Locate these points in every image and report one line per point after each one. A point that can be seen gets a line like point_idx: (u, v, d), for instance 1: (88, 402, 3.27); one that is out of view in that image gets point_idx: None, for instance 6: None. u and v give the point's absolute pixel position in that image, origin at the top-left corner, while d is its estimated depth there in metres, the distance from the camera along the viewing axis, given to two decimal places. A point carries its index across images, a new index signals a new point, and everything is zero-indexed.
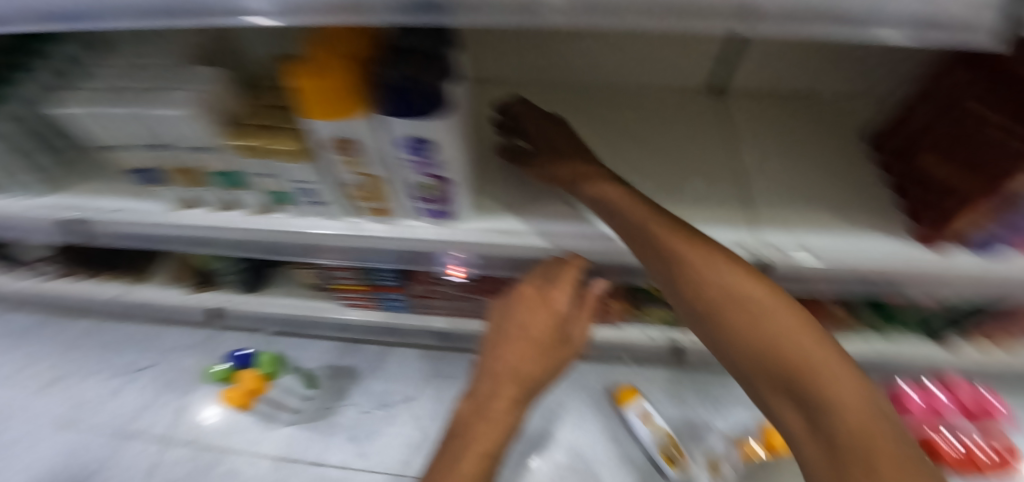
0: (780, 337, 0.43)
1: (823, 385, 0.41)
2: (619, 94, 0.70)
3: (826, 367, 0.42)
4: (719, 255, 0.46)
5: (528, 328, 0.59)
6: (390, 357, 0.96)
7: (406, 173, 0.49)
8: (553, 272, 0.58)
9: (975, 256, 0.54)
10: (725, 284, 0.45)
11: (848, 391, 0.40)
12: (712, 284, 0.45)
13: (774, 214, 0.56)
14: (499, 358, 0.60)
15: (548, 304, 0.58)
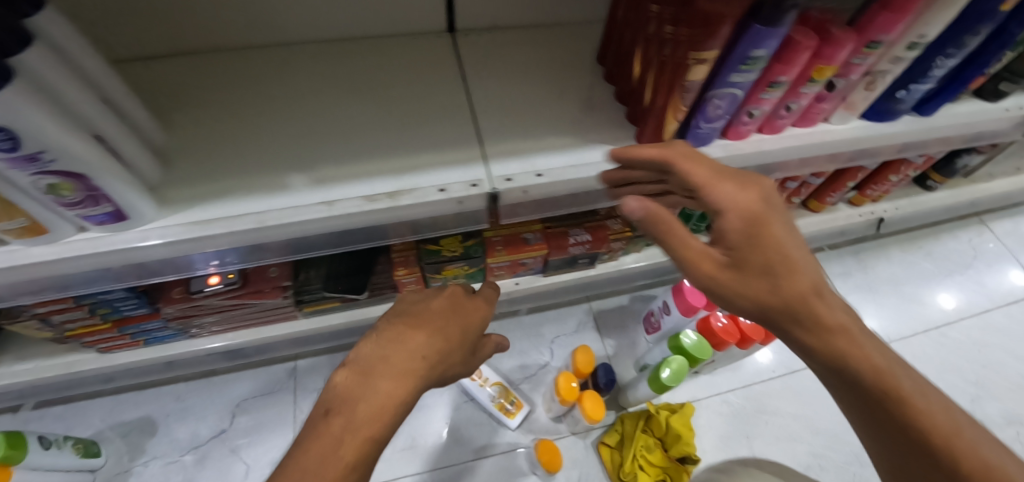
0: (855, 350, 0.37)
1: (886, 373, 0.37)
2: (349, 50, 0.64)
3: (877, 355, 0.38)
4: (807, 264, 0.36)
5: (430, 344, 0.43)
6: (194, 393, 0.83)
7: (14, 177, 0.37)
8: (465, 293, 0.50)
9: (687, 149, 0.58)
10: (822, 302, 0.36)
11: (928, 403, 0.37)
12: (810, 301, 0.36)
13: (504, 146, 0.55)
14: (374, 388, 0.38)
15: (476, 307, 0.50)
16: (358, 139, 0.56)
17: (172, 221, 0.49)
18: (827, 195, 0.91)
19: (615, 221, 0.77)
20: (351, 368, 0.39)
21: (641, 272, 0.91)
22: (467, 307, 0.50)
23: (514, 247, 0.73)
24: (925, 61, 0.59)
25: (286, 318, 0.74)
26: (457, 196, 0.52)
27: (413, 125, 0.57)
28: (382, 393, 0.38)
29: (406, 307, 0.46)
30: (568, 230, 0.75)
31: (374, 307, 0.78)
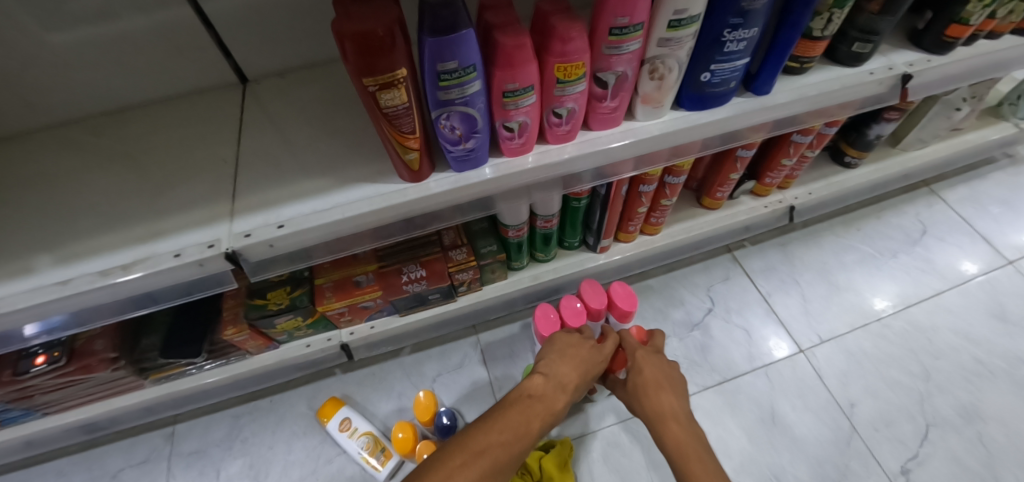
0: (663, 406, 0.58)
1: (656, 381, 0.60)
2: (139, 117, 0.65)
3: (667, 378, 0.61)
4: (673, 408, 0.58)
5: (546, 400, 0.54)
6: (73, 467, 0.82)
7: None
8: (578, 342, 0.62)
9: (452, 175, 0.54)
10: (656, 379, 0.60)
11: (680, 431, 0.55)
12: (659, 396, 0.59)
13: (254, 198, 0.53)
14: (545, 396, 0.54)
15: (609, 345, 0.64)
16: (116, 208, 0.55)
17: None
18: (716, 189, 0.82)
19: (458, 251, 0.71)
20: (539, 378, 0.55)
21: (519, 297, 0.84)
22: (581, 355, 0.61)
23: (345, 291, 0.69)
24: (714, 38, 0.52)
25: (134, 387, 0.74)
26: (193, 259, 0.49)
27: (173, 186, 0.56)
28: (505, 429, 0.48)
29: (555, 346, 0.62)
30: (402, 266, 0.70)
31: (226, 366, 0.76)
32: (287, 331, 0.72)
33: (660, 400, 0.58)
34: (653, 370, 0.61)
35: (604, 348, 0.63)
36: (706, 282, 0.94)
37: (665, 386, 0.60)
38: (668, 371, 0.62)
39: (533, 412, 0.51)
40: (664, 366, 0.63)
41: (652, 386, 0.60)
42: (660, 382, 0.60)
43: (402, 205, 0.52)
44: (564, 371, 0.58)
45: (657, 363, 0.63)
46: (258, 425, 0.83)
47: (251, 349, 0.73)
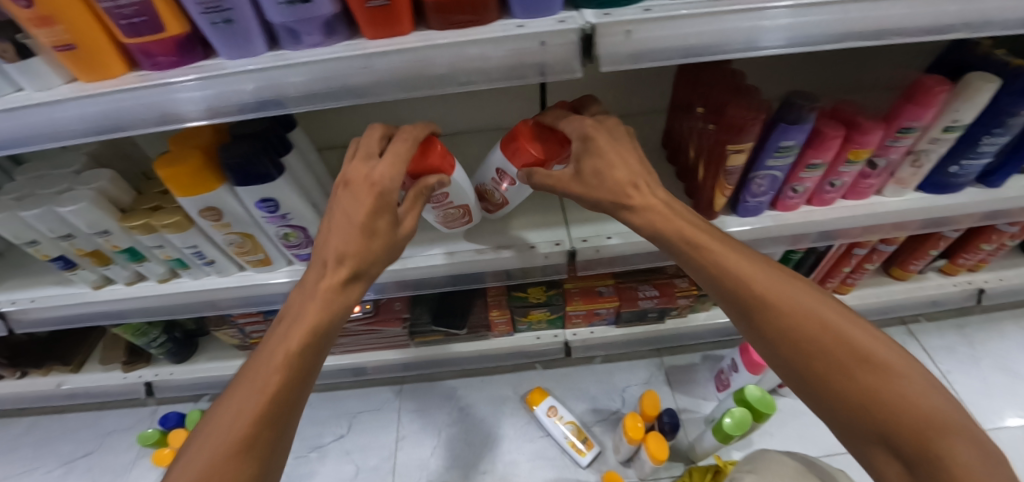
0: (839, 345, 0.44)
1: (842, 345, 0.43)
2: (466, 140, 0.85)
3: (874, 353, 0.43)
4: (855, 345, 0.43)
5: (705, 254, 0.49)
6: (320, 403, 1.01)
7: (270, 227, 0.62)
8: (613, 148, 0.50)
9: (737, 219, 0.70)
10: (881, 345, 0.43)
11: (906, 393, 0.41)
12: (874, 348, 0.43)
13: (581, 214, 0.71)
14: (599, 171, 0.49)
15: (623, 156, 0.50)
16: None
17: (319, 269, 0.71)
18: (909, 262, 0.91)
19: (683, 279, 0.86)
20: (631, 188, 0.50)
21: (710, 330, 0.96)
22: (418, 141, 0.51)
23: (590, 298, 0.84)
24: (973, 140, 0.64)
25: (401, 345, 0.90)
26: (545, 252, 0.67)
27: None
28: (349, 237, 0.48)
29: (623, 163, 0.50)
30: (639, 285, 0.86)
31: (469, 342, 0.91)
32: (530, 321, 0.88)
33: (818, 367, 0.44)
34: (848, 329, 0.44)
35: (386, 197, 0.47)
36: None
37: (858, 365, 0.43)
38: (872, 336, 0.44)
39: (361, 238, 0.48)
40: (857, 323, 0.45)
41: (807, 315, 0.45)
42: (857, 340, 0.44)
43: None
44: (679, 235, 0.50)
45: (857, 331, 0.44)
46: (471, 397, 0.98)
47: (497, 333, 0.90)
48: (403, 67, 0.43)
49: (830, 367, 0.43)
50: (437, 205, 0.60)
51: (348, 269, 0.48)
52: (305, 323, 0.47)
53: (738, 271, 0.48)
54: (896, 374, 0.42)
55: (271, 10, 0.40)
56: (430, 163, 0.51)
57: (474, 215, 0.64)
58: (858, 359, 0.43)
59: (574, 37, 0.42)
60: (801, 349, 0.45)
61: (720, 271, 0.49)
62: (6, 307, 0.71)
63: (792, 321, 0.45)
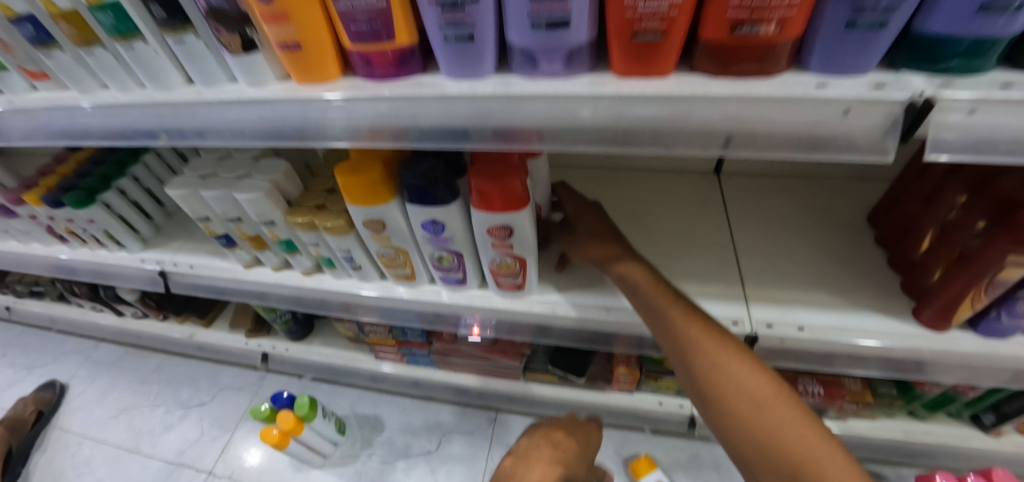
0: (711, 359, 0.46)
1: (779, 438, 0.42)
2: (628, 177, 0.78)
3: (804, 447, 0.41)
4: (722, 346, 0.47)
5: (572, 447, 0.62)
6: (414, 410, 1.01)
7: (428, 248, 0.58)
8: (573, 425, 0.67)
9: (975, 338, 0.55)
10: (726, 363, 0.45)
11: (761, 397, 0.44)
12: (717, 361, 0.46)
13: (764, 292, 0.61)
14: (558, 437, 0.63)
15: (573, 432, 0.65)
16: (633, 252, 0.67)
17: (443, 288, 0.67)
18: None
19: (856, 381, 0.74)
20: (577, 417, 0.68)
21: (866, 442, 0.81)
22: (503, 156, 0.49)
23: None
24: None
25: (510, 376, 0.86)
26: None
27: (683, 254, 0.66)
28: None
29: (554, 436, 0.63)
30: (799, 376, 0.74)
31: (581, 390, 0.84)
32: (657, 385, 0.79)
33: (751, 443, 0.43)
34: (775, 411, 0.43)
35: None
36: None
37: (790, 454, 0.41)
38: (803, 418, 0.43)
39: None
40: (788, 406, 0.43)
41: (747, 397, 0.44)
42: (709, 354, 0.46)
43: (918, 349, 0.55)
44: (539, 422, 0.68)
45: (792, 413, 0.43)
46: None
47: (615, 388, 0.81)
48: (657, 117, 0.36)
49: (761, 452, 0.43)
50: (495, 244, 0.54)
51: (563, 465, 0.57)
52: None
53: (687, 344, 0.47)
54: (821, 462, 0.41)
55: (517, 31, 0.34)
56: (507, 192, 0.48)
57: (527, 275, 0.59)
58: (789, 453, 0.41)
59: (896, 110, 0.32)
60: (743, 443, 0.44)
61: (682, 353, 0.48)
62: (171, 268, 0.81)
63: (731, 403, 0.44)
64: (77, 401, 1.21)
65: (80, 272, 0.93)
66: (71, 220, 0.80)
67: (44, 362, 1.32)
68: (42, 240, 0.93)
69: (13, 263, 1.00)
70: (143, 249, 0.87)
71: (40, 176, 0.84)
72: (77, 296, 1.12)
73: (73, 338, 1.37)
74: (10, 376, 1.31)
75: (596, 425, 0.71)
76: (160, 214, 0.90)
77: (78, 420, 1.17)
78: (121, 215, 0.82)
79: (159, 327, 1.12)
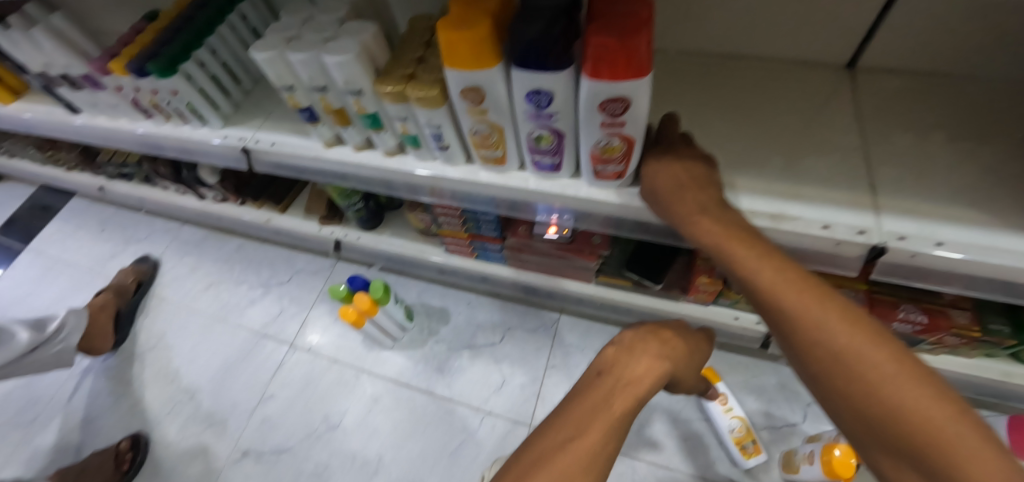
0: (788, 305, 0.41)
1: (880, 395, 0.35)
2: (742, 69, 0.68)
3: (916, 406, 0.33)
4: (800, 285, 0.42)
5: (677, 349, 0.59)
6: (479, 305, 1.04)
7: (526, 125, 0.53)
8: (682, 331, 0.63)
9: None
10: (803, 304, 0.40)
11: (845, 342, 0.37)
12: (791, 306, 0.41)
13: (900, 203, 0.53)
14: (663, 339, 0.59)
15: (679, 337, 0.61)
16: (747, 150, 0.60)
17: (530, 176, 0.64)
18: None
19: (966, 314, 0.66)
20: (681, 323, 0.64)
21: (957, 378, 0.77)
22: (632, 11, 0.41)
23: None
24: None
25: (582, 277, 0.85)
26: (840, 238, 0.51)
27: (803, 156, 0.58)
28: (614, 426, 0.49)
29: (661, 337, 0.59)
30: (900, 303, 0.68)
31: (654, 298, 0.82)
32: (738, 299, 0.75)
33: (847, 402, 0.37)
34: (872, 360, 0.36)
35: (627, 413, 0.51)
36: None
37: (896, 415, 0.34)
38: (905, 368, 0.35)
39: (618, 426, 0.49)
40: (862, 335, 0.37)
41: (829, 345, 0.38)
42: (778, 295, 0.42)
43: None
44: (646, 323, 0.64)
45: (890, 362, 0.35)
46: None
47: (690, 298, 0.79)
48: None
49: (862, 413, 0.36)
50: (605, 123, 0.48)
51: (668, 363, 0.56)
52: (644, 386, 0.53)
53: (761, 292, 0.43)
54: (937, 422, 0.32)
55: None
56: (634, 56, 0.41)
57: (632, 160, 0.54)
58: (900, 416, 0.33)
59: None
60: (841, 399, 0.37)
61: (758, 300, 0.44)
62: (253, 145, 0.81)
63: (813, 352, 0.39)
64: (171, 273, 1.34)
65: (166, 148, 0.96)
66: (156, 91, 0.81)
67: (139, 238, 1.45)
68: (129, 114, 0.96)
69: (104, 138, 1.04)
70: (223, 126, 0.88)
71: (122, 45, 0.84)
72: (163, 176, 1.18)
73: (161, 218, 1.47)
74: (111, 249, 1.45)
75: (704, 338, 0.68)
76: (237, 92, 0.90)
77: (174, 291, 1.30)
78: (202, 89, 0.82)
79: (238, 210, 1.17)
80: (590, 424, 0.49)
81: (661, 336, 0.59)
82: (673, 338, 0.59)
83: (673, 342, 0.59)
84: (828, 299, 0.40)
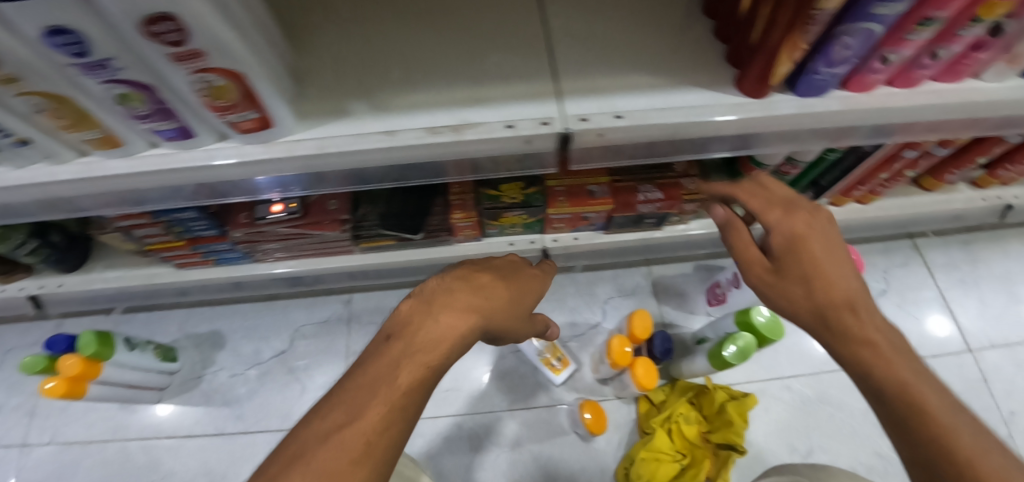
0: (823, 270, 0.36)
1: (903, 391, 0.32)
2: None
3: (915, 386, 0.32)
4: (833, 248, 0.37)
5: (496, 294, 0.40)
6: (257, 315, 0.88)
7: (87, 81, 0.37)
8: (505, 269, 0.44)
9: (794, 98, 0.51)
10: (829, 257, 0.37)
11: (870, 337, 0.34)
12: (823, 269, 0.36)
13: (581, 83, 0.49)
14: (476, 285, 0.39)
15: (507, 279, 0.43)
16: (427, 60, 0.52)
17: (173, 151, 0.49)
18: (951, 170, 0.78)
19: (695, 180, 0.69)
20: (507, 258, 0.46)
21: (707, 240, 0.84)
22: None
23: (577, 199, 0.68)
24: None
25: (342, 251, 0.74)
26: (526, 134, 0.47)
27: (485, 54, 0.52)
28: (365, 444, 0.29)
29: (479, 281, 0.40)
30: (639, 185, 0.68)
31: (426, 249, 0.76)
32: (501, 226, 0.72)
33: (875, 401, 0.33)
34: (890, 364, 0.33)
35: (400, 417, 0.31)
36: (885, 263, 0.94)
37: (912, 398, 0.31)
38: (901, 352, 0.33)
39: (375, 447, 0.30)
40: (904, 343, 0.34)
41: (857, 340, 0.34)
42: (818, 279, 0.36)
43: (740, 120, 0.49)
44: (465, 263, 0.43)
45: (898, 359, 0.33)
46: None
47: (459, 238, 0.74)
48: None
49: (890, 417, 0.32)
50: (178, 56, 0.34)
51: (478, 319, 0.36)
52: (447, 348, 0.34)
53: (800, 310, 0.37)
54: (937, 402, 0.31)
55: None
56: None
57: (262, 101, 0.43)
58: (930, 417, 0.30)
59: None
60: (867, 394, 0.34)
61: (785, 302, 0.38)
62: None
63: (850, 350, 0.35)
64: None
65: None
66: None
67: None
68: None
69: None
70: None
71: None
72: None
73: None
74: None
75: (542, 273, 0.49)
76: None
77: None
78: None
79: None
80: (368, 404, 0.31)
81: (476, 280, 0.40)
82: (492, 282, 0.40)
83: (490, 285, 0.40)
84: (843, 256, 0.37)
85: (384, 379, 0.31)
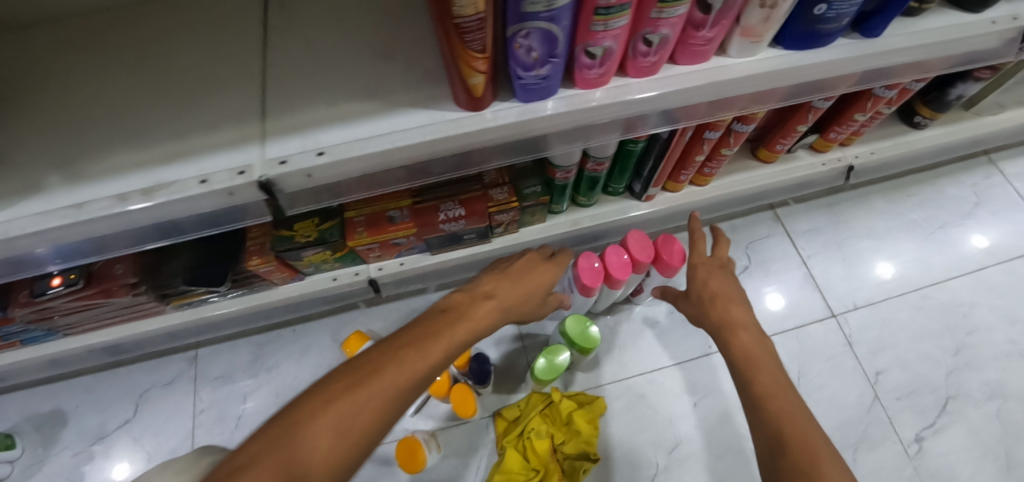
0: (734, 329, 0.55)
1: (763, 393, 0.47)
2: (149, 14, 0.55)
3: (774, 392, 0.47)
4: (743, 307, 0.58)
5: (520, 291, 0.58)
6: (101, 386, 0.83)
7: None
8: (537, 267, 0.62)
9: (517, 105, 0.47)
10: (745, 326, 0.55)
11: (756, 367, 0.50)
12: (737, 320, 0.56)
13: (288, 120, 0.46)
14: (506, 287, 0.57)
15: (536, 276, 0.61)
16: (131, 119, 0.48)
17: None
18: (778, 141, 0.76)
19: (501, 190, 0.66)
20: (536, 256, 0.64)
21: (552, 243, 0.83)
22: None
23: (377, 227, 0.64)
24: None
25: (155, 311, 0.71)
26: (222, 187, 0.43)
27: (196, 100, 0.48)
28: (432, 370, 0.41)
29: (519, 277, 0.60)
30: (440, 203, 0.65)
31: (247, 296, 0.73)
32: (313, 263, 0.69)
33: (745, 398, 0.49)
34: (758, 372, 0.49)
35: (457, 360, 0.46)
36: (745, 238, 0.94)
37: (764, 403, 0.46)
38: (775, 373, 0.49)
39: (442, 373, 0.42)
40: (773, 352, 0.52)
41: (744, 367, 0.50)
42: (731, 322, 0.56)
43: (459, 138, 0.46)
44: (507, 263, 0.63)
45: (769, 374, 0.49)
46: (281, 353, 0.85)
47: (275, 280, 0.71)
48: None
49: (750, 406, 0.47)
50: None
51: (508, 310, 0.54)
52: (488, 323, 0.50)
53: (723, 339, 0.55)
54: (785, 398, 0.46)
55: None
56: None
57: None
58: (768, 397, 0.46)
59: None
60: (745, 386, 0.49)
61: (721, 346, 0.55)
62: None
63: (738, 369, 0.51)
64: None
65: None
66: None
67: None
68: None
69: None
70: None
71: None
72: None
73: None
74: None
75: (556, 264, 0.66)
76: None
77: None
78: None
79: None
80: (389, 364, 0.39)
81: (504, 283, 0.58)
82: (539, 276, 0.61)
83: (525, 284, 0.59)
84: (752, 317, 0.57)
85: (414, 346, 0.41)
